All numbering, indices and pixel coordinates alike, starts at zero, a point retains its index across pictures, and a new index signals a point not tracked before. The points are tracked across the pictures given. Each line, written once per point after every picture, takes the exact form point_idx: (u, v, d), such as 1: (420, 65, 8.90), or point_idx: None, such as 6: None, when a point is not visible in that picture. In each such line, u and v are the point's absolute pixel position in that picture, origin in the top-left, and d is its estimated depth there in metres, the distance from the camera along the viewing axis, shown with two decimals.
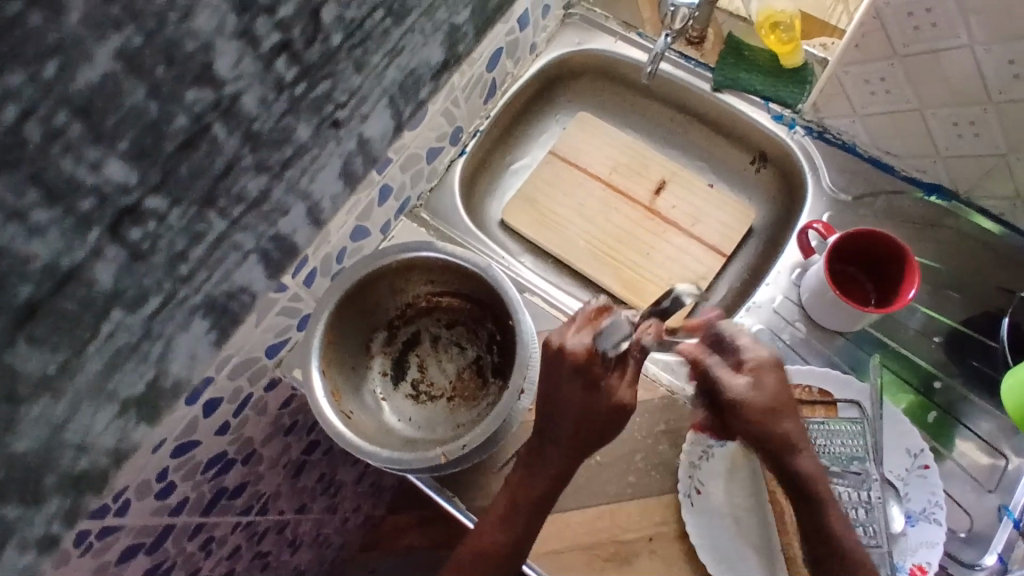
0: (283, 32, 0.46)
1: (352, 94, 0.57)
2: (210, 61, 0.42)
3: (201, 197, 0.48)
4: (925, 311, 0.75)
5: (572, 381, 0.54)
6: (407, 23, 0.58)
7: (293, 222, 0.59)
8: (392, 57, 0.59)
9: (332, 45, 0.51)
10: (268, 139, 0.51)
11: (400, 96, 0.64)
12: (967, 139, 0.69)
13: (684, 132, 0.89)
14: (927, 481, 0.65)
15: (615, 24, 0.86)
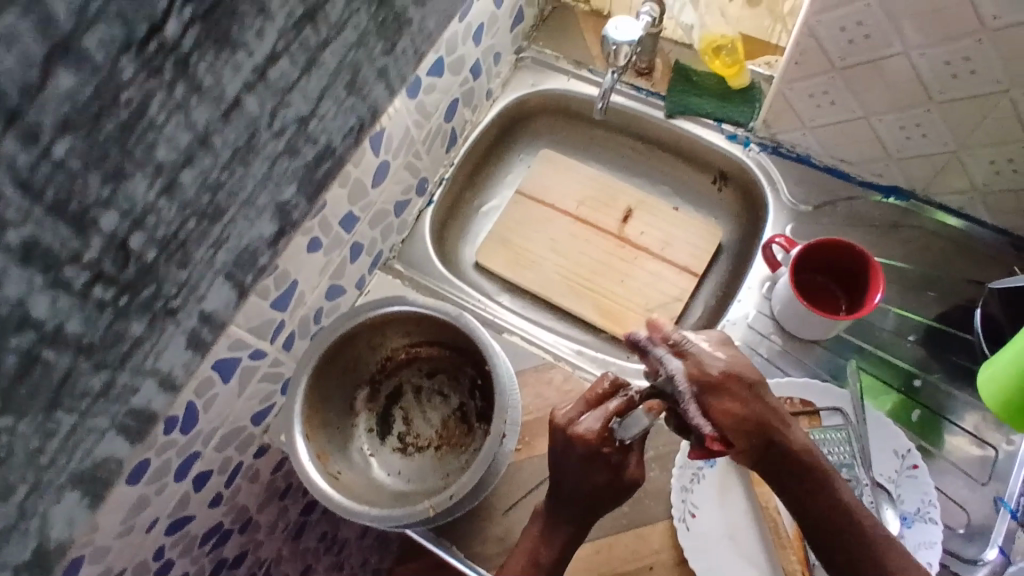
0: (88, 266, 0.43)
1: (181, 286, 0.50)
2: (23, 307, 0.40)
3: (46, 403, 0.44)
4: (898, 311, 0.75)
5: (583, 468, 0.57)
6: (226, 216, 0.51)
7: (149, 401, 0.53)
8: (217, 246, 0.52)
9: (145, 260, 0.46)
10: (100, 345, 0.46)
11: (238, 272, 0.56)
12: (915, 141, 0.71)
13: (645, 159, 0.91)
14: (918, 480, 0.65)
15: (566, 63, 0.89)
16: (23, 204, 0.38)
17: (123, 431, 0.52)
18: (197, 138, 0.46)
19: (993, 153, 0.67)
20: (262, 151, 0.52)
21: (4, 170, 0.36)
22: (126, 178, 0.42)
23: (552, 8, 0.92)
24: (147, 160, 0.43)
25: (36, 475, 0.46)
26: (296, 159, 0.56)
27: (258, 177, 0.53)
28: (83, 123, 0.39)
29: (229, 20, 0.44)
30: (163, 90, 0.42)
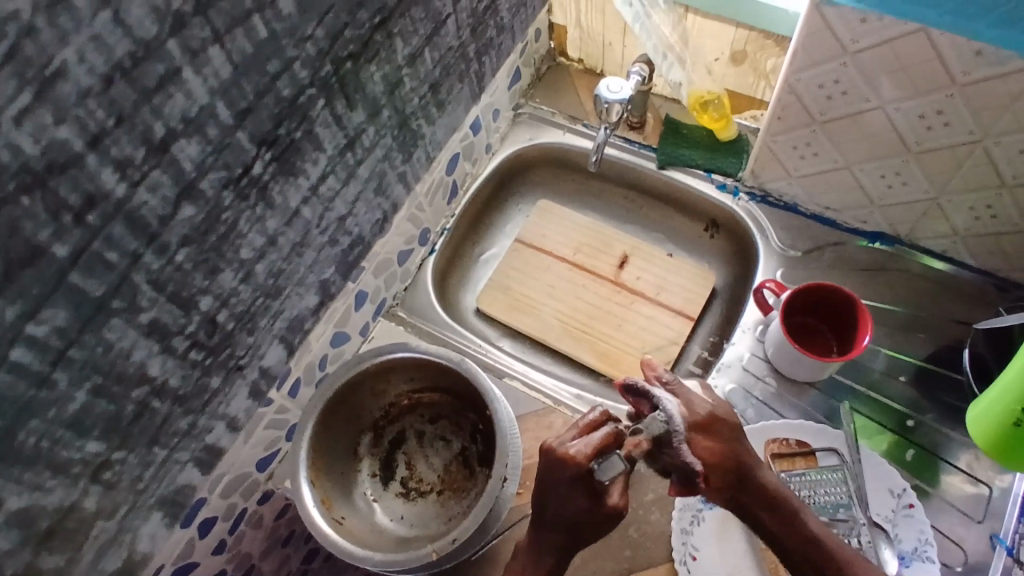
0: (189, 335, 0.52)
1: (248, 348, 0.60)
2: (142, 369, 0.49)
3: (149, 443, 0.53)
4: (888, 352, 0.77)
5: (567, 492, 0.58)
6: (284, 292, 0.61)
7: (219, 439, 0.62)
8: (275, 316, 0.61)
9: (226, 328, 0.55)
10: (189, 395, 0.55)
11: (289, 335, 0.65)
12: (897, 188, 0.74)
13: (640, 208, 0.94)
14: (914, 519, 0.66)
15: (561, 118, 0.93)
16: (153, 294, 0.47)
17: (199, 462, 0.60)
18: (268, 239, 0.55)
19: (971, 199, 0.70)
20: (312, 244, 0.61)
21: (145, 274, 0.45)
22: (220, 271, 0.52)
23: (548, 67, 0.96)
24: (234, 258, 0.52)
25: (135, 496, 0.54)
26: (335, 247, 0.66)
27: (307, 263, 0.62)
28: (198, 237, 0.48)
29: (296, 155, 0.54)
30: (249, 209, 0.52)
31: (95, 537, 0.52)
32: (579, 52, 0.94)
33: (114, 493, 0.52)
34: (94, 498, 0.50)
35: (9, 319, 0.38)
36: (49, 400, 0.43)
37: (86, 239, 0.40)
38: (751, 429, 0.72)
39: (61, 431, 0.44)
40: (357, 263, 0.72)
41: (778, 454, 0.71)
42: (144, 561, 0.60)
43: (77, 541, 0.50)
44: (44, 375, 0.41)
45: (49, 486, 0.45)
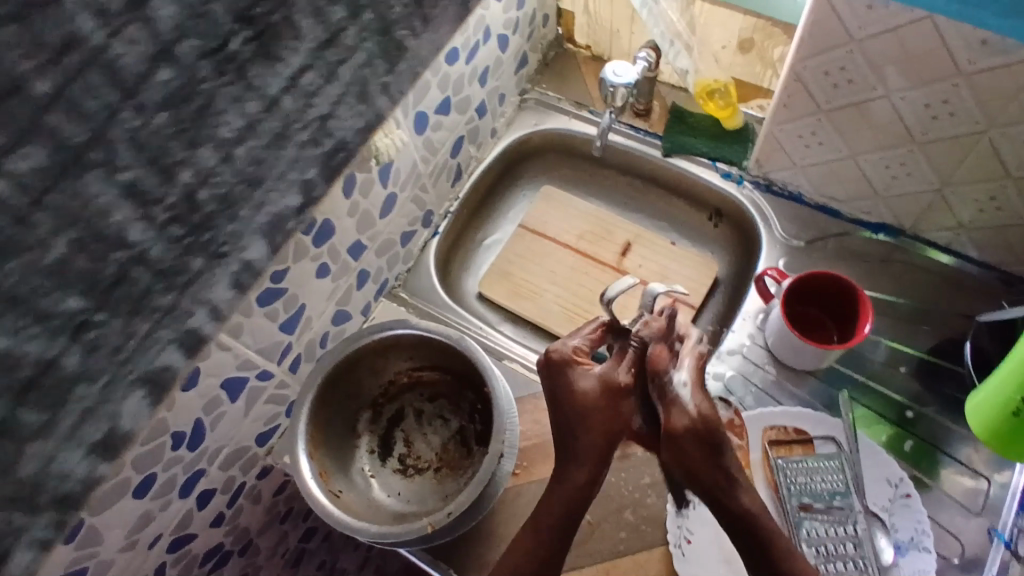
0: (170, 208, 0.47)
1: (232, 235, 0.52)
2: (122, 229, 0.44)
3: (130, 309, 0.47)
4: (889, 343, 0.77)
5: (607, 398, 0.57)
6: (266, 182, 0.53)
7: (201, 325, 0.53)
8: (257, 208, 0.54)
9: (206, 210, 0.49)
10: (170, 270, 0.48)
11: (274, 235, 0.57)
12: (901, 179, 0.74)
13: (644, 196, 0.94)
14: (912, 509, 0.66)
15: (567, 105, 0.93)
16: (133, 152, 0.43)
17: (182, 345, 0.53)
18: (247, 124, 0.49)
19: (975, 191, 0.70)
20: (292, 139, 0.54)
21: (126, 131, 0.42)
22: (199, 145, 0.47)
23: (555, 53, 0.97)
24: (213, 135, 0.47)
25: (116, 366, 0.47)
26: (318, 150, 0.57)
27: (288, 160, 0.54)
28: (178, 100, 0.44)
29: (274, 37, 0.48)
30: (228, 86, 0.47)
31: (77, 401, 0.45)
32: (586, 39, 0.94)
33: (98, 358, 0.46)
34: (76, 358, 0.44)
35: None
36: (24, 245, 0.39)
37: (67, 80, 0.38)
38: (748, 416, 0.72)
39: (39, 280, 0.40)
40: (359, 241, 0.72)
41: (776, 442, 0.71)
42: (127, 441, 0.51)
43: (60, 397, 0.44)
44: (21, 213, 0.39)
45: (25, 333, 0.41)
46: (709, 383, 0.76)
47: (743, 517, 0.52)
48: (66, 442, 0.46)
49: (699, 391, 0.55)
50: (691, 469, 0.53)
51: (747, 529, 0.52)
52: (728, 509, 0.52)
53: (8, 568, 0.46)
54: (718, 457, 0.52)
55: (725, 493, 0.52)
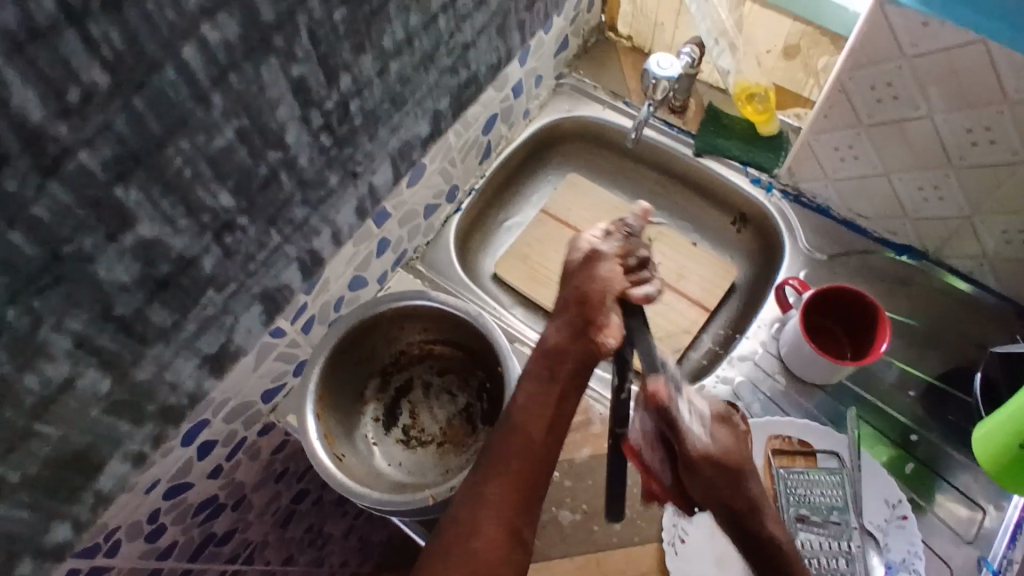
0: (324, 113, 0.53)
1: (365, 155, 0.62)
2: (282, 129, 0.50)
3: (269, 220, 0.55)
4: (900, 365, 0.77)
5: (584, 265, 0.63)
6: (406, 106, 0.63)
7: (322, 247, 0.63)
8: (393, 130, 0.63)
9: (353, 122, 0.57)
10: (312, 183, 0.57)
11: (399, 159, 0.67)
12: (932, 202, 0.73)
13: (669, 193, 0.93)
14: (906, 530, 0.66)
15: (603, 94, 0.92)
16: (308, 46, 0.48)
17: (301, 265, 0.62)
18: (406, 36, 0.57)
19: (1004, 222, 0.69)
20: (438, 63, 0.64)
21: (308, 20, 0.47)
22: (364, 50, 0.54)
23: (596, 41, 0.95)
24: (377, 42, 0.54)
25: (221, 275, 0.54)
26: (455, 78, 0.68)
27: (430, 83, 0.64)
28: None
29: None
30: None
31: (203, 307, 0.53)
32: (629, 29, 0.94)
33: (231, 264, 0.53)
34: (213, 262, 0.52)
35: (188, 8, 0.39)
36: (200, 124, 0.44)
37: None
38: (754, 423, 0.72)
39: (202, 165, 0.46)
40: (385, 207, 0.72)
41: (780, 451, 0.71)
42: (236, 356, 0.61)
43: (190, 299, 0.51)
44: (202, 91, 0.43)
45: (179, 227, 0.47)
46: (718, 387, 0.76)
47: (763, 539, 0.53)
48: (184, 349, 0.54)
49: (716, 423, 0.56)
50: (711, 497, 0.54)
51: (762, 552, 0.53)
52: (749, 535, 0.53)
53: (108, 471, 0.54)
54: (741, 485, 0.53)
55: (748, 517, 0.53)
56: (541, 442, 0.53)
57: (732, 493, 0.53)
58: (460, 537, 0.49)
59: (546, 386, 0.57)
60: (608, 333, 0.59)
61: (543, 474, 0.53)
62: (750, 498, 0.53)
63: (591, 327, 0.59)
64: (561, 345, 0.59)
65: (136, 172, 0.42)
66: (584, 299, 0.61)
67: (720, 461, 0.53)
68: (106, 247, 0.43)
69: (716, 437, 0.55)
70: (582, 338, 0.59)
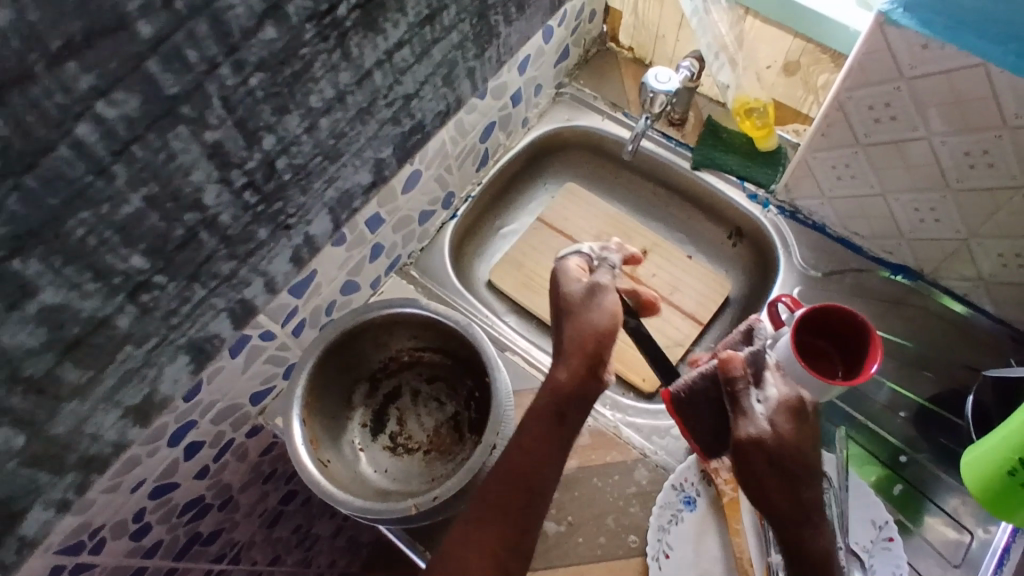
0: (247, 172, 0.52)
1: (299, 209, 0.59)
2: (198, 192, 0.49)
3: (189, 276, 0.53)
4: (891, 386, 0.76)
5: (581, 299, 0.61)
6: (341, 158, 0.61)
7: (255, 297, 0.61)
8: (328, 183, 0.61)
9: (282, 177, 0.55)
10: (237, 239, 0.55)
11: (338, 209, 0.65)
12: (928, 223, 0.72)
13: (667, 206, 0.93)
14: (892, 553, 0.66)
15: (602, 104, 0.93)
16: (222, 113, 0.47)
17: (232, 314, 0.60)
18: (338, 94, 0.55)
19: (1001, 246, 0.69)
20: (376, 115, 0.61)
21: (218, 88, 0.45)
22: (288, 112, 0.52)
23: (597, 51, 0.96)
24: (302, 102, 0.52)
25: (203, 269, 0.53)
26: (397, 128, 0.66)
27: (369, 135, 0.62)
28: (273, 65, 0.48)
29: (378, 10, 0.53)
30: (327, 53, 0.51)
31: (121, 362, 0.52)
32: (631, 40, 0.94)
33: (148, 322, 0.52)
34: (128, 320, 0.50)
35: (80, 91, 0.38)
36: (102, 194, 0.43)
37: (171, 28, 0.40)
38: None
39: (109, 233, 0.44)
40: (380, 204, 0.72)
41: None
42: (161, 428, 0.61)
43: (95, 374, 0.50)
44: (102, 164, 0.42)
45: (87, 291, 0.45)
46: None
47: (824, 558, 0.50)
48: (103, 402, 0.53)
49: (787, 412, 0.53)
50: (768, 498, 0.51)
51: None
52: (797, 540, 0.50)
53: (30, 519, 0.53)
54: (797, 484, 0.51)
55: (794, 524, 0.50)
56: (535, 471, 0.56)
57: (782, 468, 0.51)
58: (456, 540, 0.54)
59: (551, 428, 0.58)
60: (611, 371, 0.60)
61: (534, 509, 0.55)
62: (798, 495, 0.51)
63: (601, 367, 0.59)
64: (571, 387, 0.58)
65: (35, 246, 0.41)
66: (592, 337, 0.59)
67: (779, 451, 0.51)
68: (9, 316, 0.42)
69: (778, 426, 0.53)
70: (591, 379, 0.59)
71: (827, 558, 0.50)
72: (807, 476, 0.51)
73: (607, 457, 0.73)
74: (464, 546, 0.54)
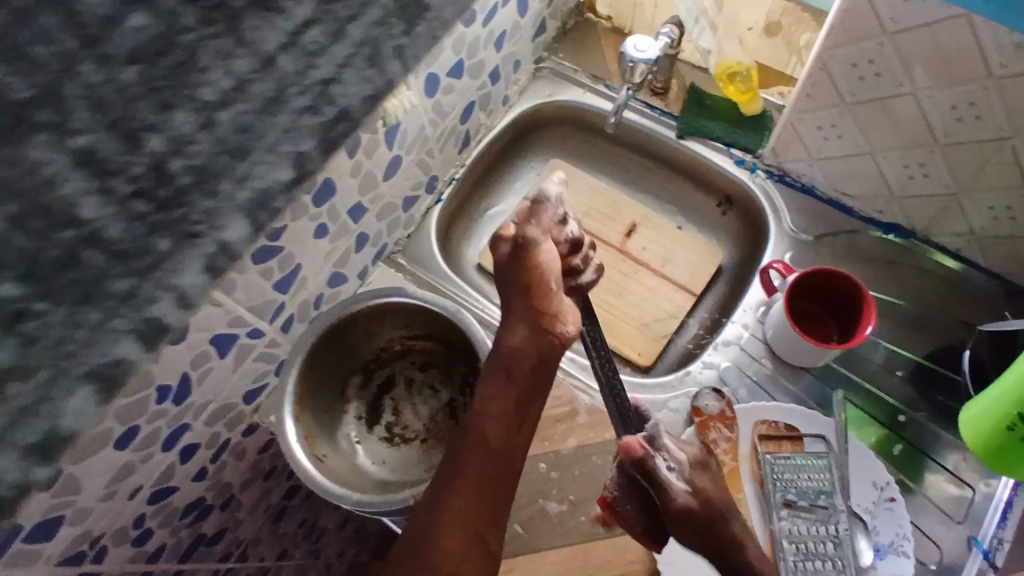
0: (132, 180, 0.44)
1: (207, 215, 0.49)
2: (74, 205, 0.41)
3: (78, 297, 0.43)
4: (887, 346, 0.76)
5: (512, 254, 0.55)
6: (253, 154, 0.50)
7: (169, 316, 0.49)
8: (241, 183, 0.50)
9: (181, 182, 0.46)
10: (135, 253, 0.45)
11: (259, 213, 0.53)
12: (917, 180, 0.71)
13: (655, 177, 0.92)
14: (895, 513, 0.66)
15: (583, 77, 0.91)
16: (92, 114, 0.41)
17: (141, 336, 0.48)
18: (236, 84, 0.47)
19: (992, 198, 0.68)
20: (287, 105, 0.51)
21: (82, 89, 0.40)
22: (175, 108, 0.44)
23: (575, 22, 0.94)
24: (193, 96, 0.45)
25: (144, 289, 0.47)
26: (319, 118, 0.55)
27: (281, 128, 0.52)
28: (149, 55, 0.42)
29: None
30: (215, 39, 0.45)
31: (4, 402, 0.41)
32: (608, 10, 0.92)
33: (40, 354, 0.42)
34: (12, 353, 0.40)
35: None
36: None
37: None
38: (740, 408, 0.71)
39: (96, 210, 0.42)
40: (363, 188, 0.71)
41: (766, 436, 0.70)
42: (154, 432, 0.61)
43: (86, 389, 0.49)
44: None
45: None
46: (703, 372, 0.75)
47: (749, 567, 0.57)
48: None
49: (694, 470, 0.58)
50: (701, 546, 0.58)
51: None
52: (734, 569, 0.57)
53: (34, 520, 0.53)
54: (719, 529, 0.57)
55: (723, 562, 0.57)
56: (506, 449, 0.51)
57: (710, 519, 0.56)
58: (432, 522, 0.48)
59: (505, 386, 0.53)
60: (567, 320, 0.54)
61: (509, 485, 0.50)
62: (722, 540, 0.57)
63: (547, 321, 0.54)
64: (519, 347, 0.53)
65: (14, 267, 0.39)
66: (529, 292, 0.54)
67: (698, 509, 0.56)
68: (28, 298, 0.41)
69: (696, 484, 0.57)
70: (544, 335, 0.53)
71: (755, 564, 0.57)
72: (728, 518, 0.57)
73: (606, 434, 0.73)
74: (441, 528, 0.47)
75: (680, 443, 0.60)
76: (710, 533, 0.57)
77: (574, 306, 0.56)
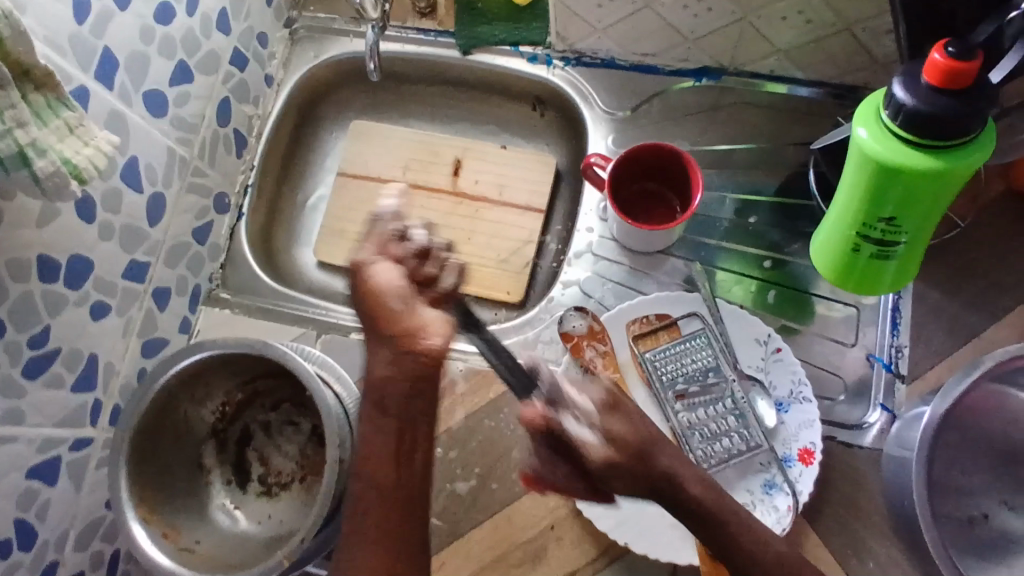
0: None
1: None
2: None
3: None
4: (739, 197, 0.72)
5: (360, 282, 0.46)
6: None
7: None
8: None
9: None
10: None
11: None
12: (701, 17, 0.65)
13: (462, 103, 0.84)
14: (786, 362, 0.64)
15: (343, 24, 0.81)
16: None
17: None
18: None
19: (781, 9, 0.62)
20: None
21: None
22: None
23: None
24: None
25: None
26: None
27: None
28: None
29: None
30: None
31: None
32: None
33: None
34: None
35: None
36: None
37: None
38: (607, 317, 0.67)
39: None
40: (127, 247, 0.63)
41: (641, 335, 0.66)
42: None
43: None
44: None
45: None
46: (566, 293, 0.71)
47: (728, 539, 0.46)
48: None
49: (605, 413, 0.47)
50: (637, 493, 0.47)
51: (695, 514, 0.46)
52: (689, 521, 0.47)
53: None
54: (648, 468, 0.46)
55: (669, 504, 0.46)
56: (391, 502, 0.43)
57: (643, 483, 0.46)
58: None
59: (381, 420, 0.44)
60: (430, 333, 0.44)
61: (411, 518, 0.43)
62: (656, 478, 0.46)
63: (404, 341, 0.44)
64: (383, 375, 0.44)
65: None
66: (377, 321, 0.45)
67: (619, 460, 0.46)
68: None
69: (610, 432, 0.47)
70: (392, 365, 0.43)
71: (739, 535, 0.46)
72: (655, 449, 0.46)
73: (490, 394, 0.69)
74: None
75: (585, 388, 0.49)
76: (645, 490, 0.46)
77: (441, 314, 0.46)
